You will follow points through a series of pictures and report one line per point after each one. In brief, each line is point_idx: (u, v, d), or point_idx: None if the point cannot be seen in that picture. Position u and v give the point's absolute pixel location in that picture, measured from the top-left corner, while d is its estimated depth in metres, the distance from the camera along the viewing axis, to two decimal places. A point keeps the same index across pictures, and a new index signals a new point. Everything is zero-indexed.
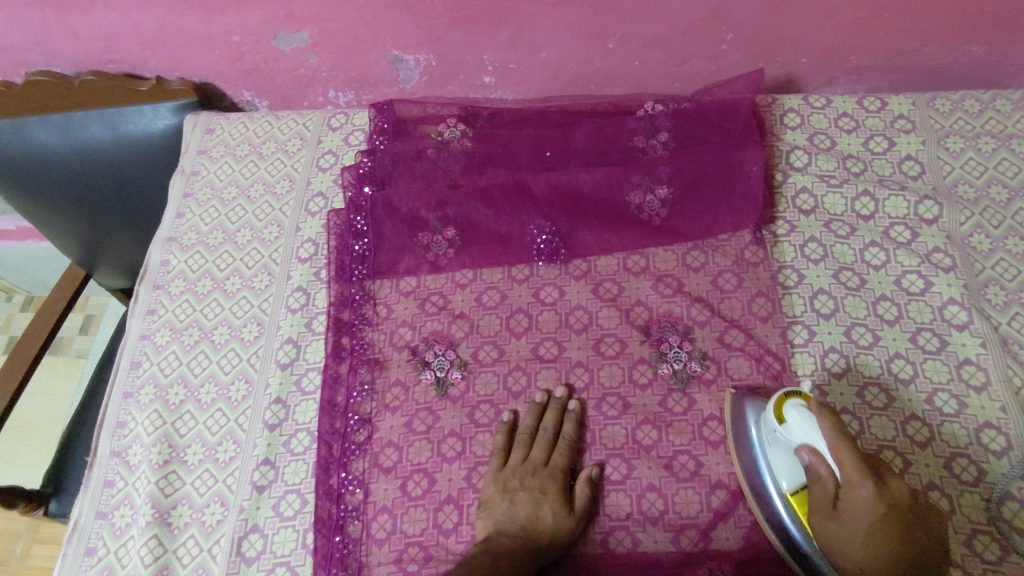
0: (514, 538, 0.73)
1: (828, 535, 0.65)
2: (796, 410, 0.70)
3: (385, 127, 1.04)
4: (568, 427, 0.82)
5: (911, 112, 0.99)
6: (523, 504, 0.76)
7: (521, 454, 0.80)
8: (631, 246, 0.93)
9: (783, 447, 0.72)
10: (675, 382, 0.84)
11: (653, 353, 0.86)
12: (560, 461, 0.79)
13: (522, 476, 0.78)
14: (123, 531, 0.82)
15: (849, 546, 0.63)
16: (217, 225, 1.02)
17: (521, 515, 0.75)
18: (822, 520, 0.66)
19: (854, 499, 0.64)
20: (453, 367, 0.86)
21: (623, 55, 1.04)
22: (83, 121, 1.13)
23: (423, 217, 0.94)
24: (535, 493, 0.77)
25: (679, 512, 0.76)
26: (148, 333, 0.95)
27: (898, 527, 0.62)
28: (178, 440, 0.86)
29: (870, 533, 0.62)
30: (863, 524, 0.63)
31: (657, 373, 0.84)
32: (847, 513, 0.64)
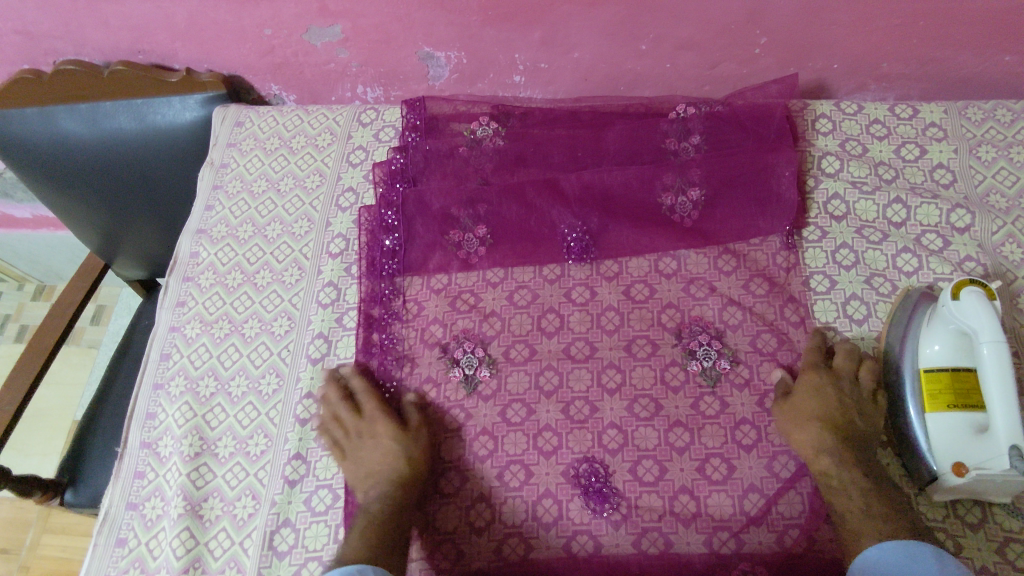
0: (383, 482, 0.79)
1: (790, 411, 0.80)
2: (974, 292, 0.74)
3: (416, 124, 1.02)
4: (354, 379, 0.87)
5: (943, 120, 0.99)
6: (367, 451, 0.81)
7: (349, 408, 0.84)
8: (662, 248, 0.93)
9: (939, 323, 0.77)
10: (705, 379, 0.84)
11: (682, 351, 0.86)
12: (372, 406, 0.84)
13: (357, 426, 0.83)
14: (153, 524, 0.82)
15: (805, 420, 0.79)
16: (247, 218, 1.02)
17: (378, 460, 0.80)
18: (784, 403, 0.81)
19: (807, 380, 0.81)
20: (481, 365, 0.87)
21: (656, 57, 1.04)
22: (110, 112, 1.12)
23: (454, 216, 0.94)
24: (374, 440, 0.81)
25: (713, 515, 0.78)
26: (177, 325, 0.95)
27: (825, 404, 0.79)
28: (209, 432, 0.86)
29: (819, 406, 0.79)
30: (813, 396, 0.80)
31: (687, 369, 0.85)
32: (799, 391, 0.81)
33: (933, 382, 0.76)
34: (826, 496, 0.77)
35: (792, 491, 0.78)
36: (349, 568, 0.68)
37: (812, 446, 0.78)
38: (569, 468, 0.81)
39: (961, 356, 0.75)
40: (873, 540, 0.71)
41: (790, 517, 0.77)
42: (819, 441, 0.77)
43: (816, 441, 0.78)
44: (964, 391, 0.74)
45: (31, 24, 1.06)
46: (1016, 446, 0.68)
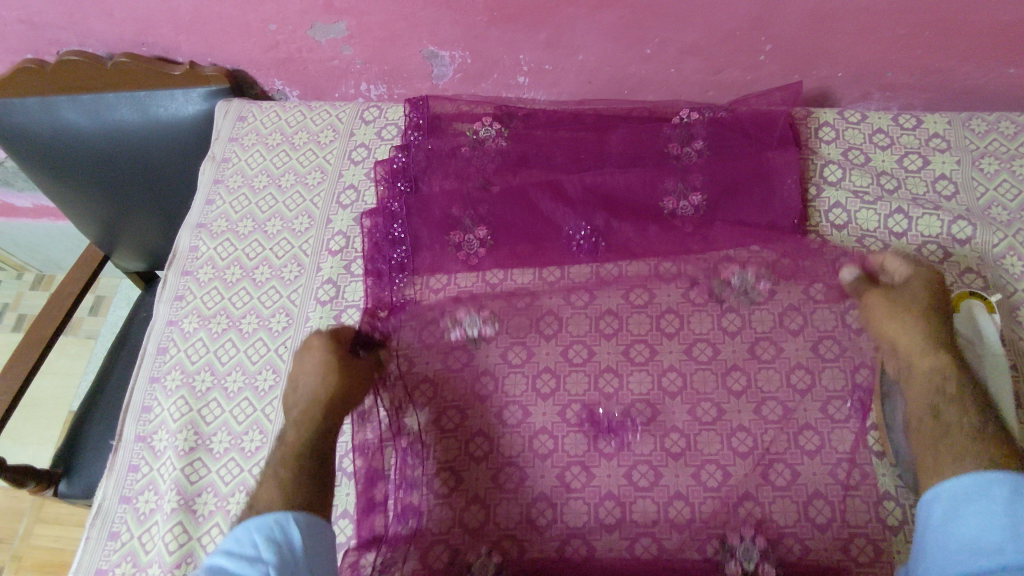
0: (306, 405, 0.79)
1: (891, 311, 0.82)
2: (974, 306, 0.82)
3: (419, 123, 1.02)
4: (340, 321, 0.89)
5: (946, 131, 0.99)
6: (300, 373, 0.82)
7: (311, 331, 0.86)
8: (663, 252, 0.93)
9: None
10: (745, 296, 0.89)
11: (718, 276, 0.91)
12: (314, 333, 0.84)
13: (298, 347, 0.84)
14: (146, 518, 0.82)
15: (906, 322, 0.80)
16: (247, 213, 1.02)
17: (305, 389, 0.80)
18: (888, 303, 0.83)
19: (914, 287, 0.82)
20: (485, 324, 0.89)
21: (661, 61, 1.04)
22: (113, 103, 1.13)
23: (456, 219, 0.94)
24: (308, 360, 0.82)
25: (707, 521, 0.78)
26: (175, 319, 0.94)
27: (936, 316, 0.79)
28: (204, 427, 0.86)
29: (928, 312, 0.80)
30: (925, 301, 0.80)
31: (723, 291, 0.90)
32: (906, 294, 0.82)
33: None
34: (821, 506, 0.77)
35: (787, 498, 0.78)
36: (265, 520, 0.68)
37: (916, 347, 0.78)
38: (564, 472, 0.81)
39: None
40: (975, 464, 0.68)
41: (784, 525, 0.77)
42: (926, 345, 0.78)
43: (921, 346, 0.78)
44: None
45: (35, 13, 1.05)
46: None
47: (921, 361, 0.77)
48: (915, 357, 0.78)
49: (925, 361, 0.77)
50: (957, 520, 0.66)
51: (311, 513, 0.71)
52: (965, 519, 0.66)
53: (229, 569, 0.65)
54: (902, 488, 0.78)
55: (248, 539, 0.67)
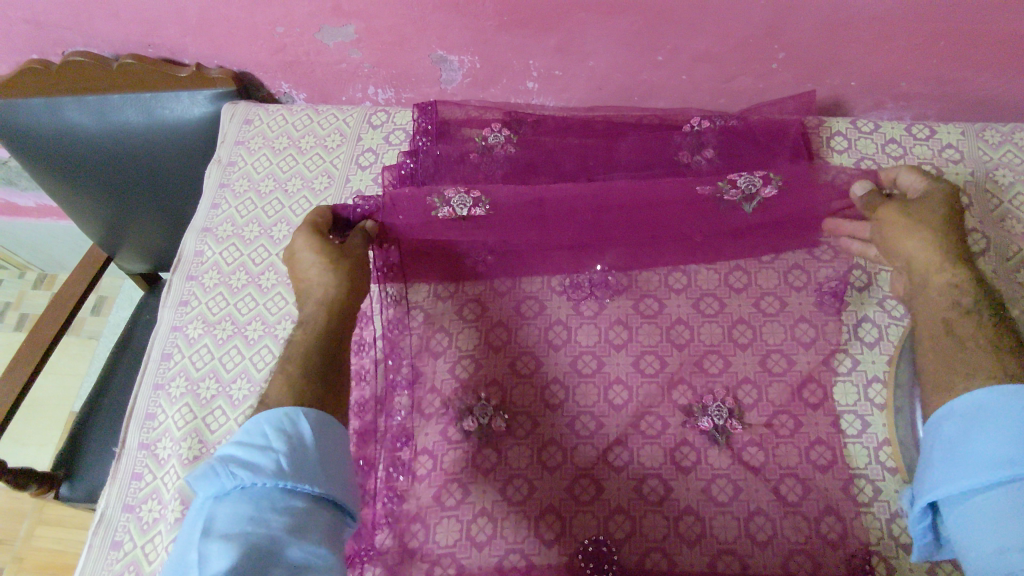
0: (312, 304, 0.80)
1: (902, 220, 0.82)
2: None
3: (427, 128, 1.00)
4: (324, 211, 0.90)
5: (960, 142, 0.98)
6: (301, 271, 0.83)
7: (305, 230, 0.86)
8: (673, 262, 0.93)
9: None
10: (744, 206, 0.90)
11: (724, 180, 0.89)
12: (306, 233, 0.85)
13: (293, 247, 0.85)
14: (149, 527, 0.81)
15: (916, 232, 0.80)
16: (253, 218, 1.01)
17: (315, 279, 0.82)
18: (898, 212, 0.83)
19: (930, 199, 0.82)
20: (475, 204, 0.89)
21: (672, 68, 1.03)
22: (118, 103, 1.12)
23: (449, 239, 0.91)
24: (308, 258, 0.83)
25: (718, 537, 0.76)
26: (180, 325, 0.93)
27: (952, 234, 0.79)
28: (209, 435, 0.85)
29: (941, 226, 0.80)
30: (936, 215, 0.80)
31: (726, 197, 0.89)
32: (920, 205, 0.82)
33: None
34: (833, 522, 0.76)
35: (798, 514, 0.77)
36: (275, 414, 0.67)
37: (928, 257, 0.78)
38: (572, 485, 0.80)
39: None
40: (982, 382, 0.67)
41: (796, 541, 0.76)
42: (937, 254, 0.78)
43: (932, 257, 0.78)
44: None
45: (40, 13, 1.04)
46: None
47: (938, 274, 0.77)
48: (932, 271, 0.77)
49: (937, 267, 0.77)
50: (969, 433, 0.64)
51: (320, 412, 0.70)
52: (974, 432, 0.64)
53: (239, 457, 0.63)
54: None
55: (259, 431, 0.65)
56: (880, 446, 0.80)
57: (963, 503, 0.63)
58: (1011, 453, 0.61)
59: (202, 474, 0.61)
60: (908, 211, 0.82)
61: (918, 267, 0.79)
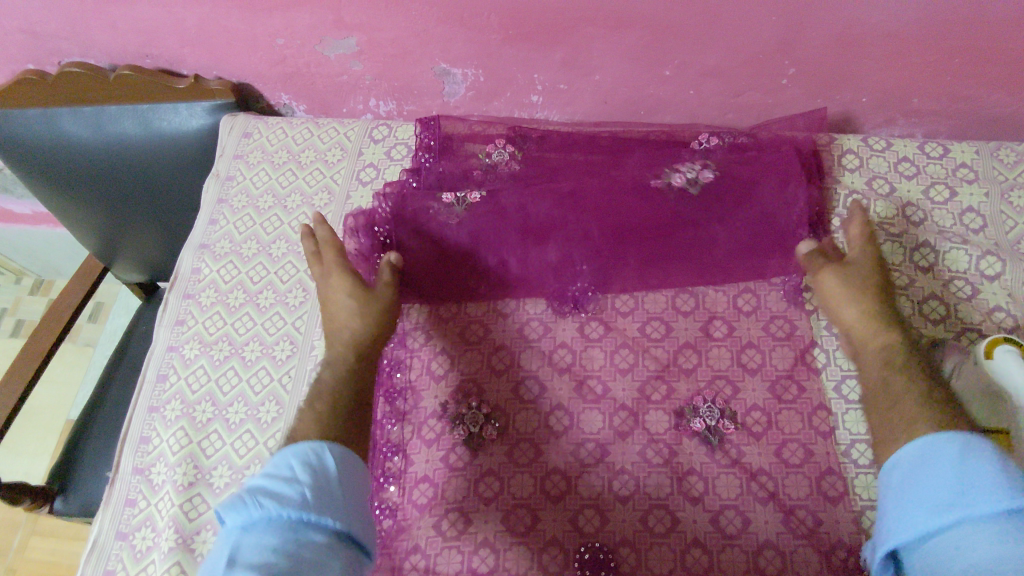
0: (336, 344, 0.81)
1: (835, 283, 0.81)
2: (1011, 352, 0.70)
3: (430, 144, 0.98)
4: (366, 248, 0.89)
5: (974, 161, 0.95)
6: (329, 307, 0.84)
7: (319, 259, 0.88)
8: (681, 283, 0.91)
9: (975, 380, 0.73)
10: (691, 190, 0.90)
11: (668, 167, 0.91)
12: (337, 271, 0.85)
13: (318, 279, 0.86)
14: (143, 555, 0.79)
15: (852, 292, 0.80)
16: (252, 235, 0.98)
17: (339, 316, 0.82)
18: (833, 271, 0.82)
19: (862, 258, 0.83)
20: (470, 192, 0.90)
21: (680, 83, 1.01)
22: (115, 115, 1.10)
23: (451, 261, 0.90)
24: (341, 295, 0.84)
25: (727, 571, 0.74)
26: (175, 345, 0.91)
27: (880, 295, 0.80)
28: (204, 461, 0.83)
29: (872, 287, 0.80)
30: (866, 275, 0.81)
31: (671, 183, 0.90)
32: (853, 265, 0.83)
33: None
34: (846, 556, 0.74)
35: (810, 548, 0.75)
36: (302, 448, 0.67)
37: (861, 316, 0.78)
38: (577, 515, 0.78)
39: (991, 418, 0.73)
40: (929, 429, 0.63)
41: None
42: (871, 317, 0.78)
43: (863, 317, 0.78)
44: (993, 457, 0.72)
45: (36, 24, 1.02)
46: None
47: (874, 339, 0.76)
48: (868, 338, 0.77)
49: (870, 332, 0.77)
50: (912, 480, 0.60)
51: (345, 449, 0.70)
52: (917, 479, 0.60)
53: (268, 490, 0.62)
54: None
55: (285, 464, 0.65)
56: None
57: (911, 556, 0.58)
58: (950, 498, 0.57)
59: (231, 502, 0.60)
60: (845, 275, 0.81)
61: (855, 333, 0.79)
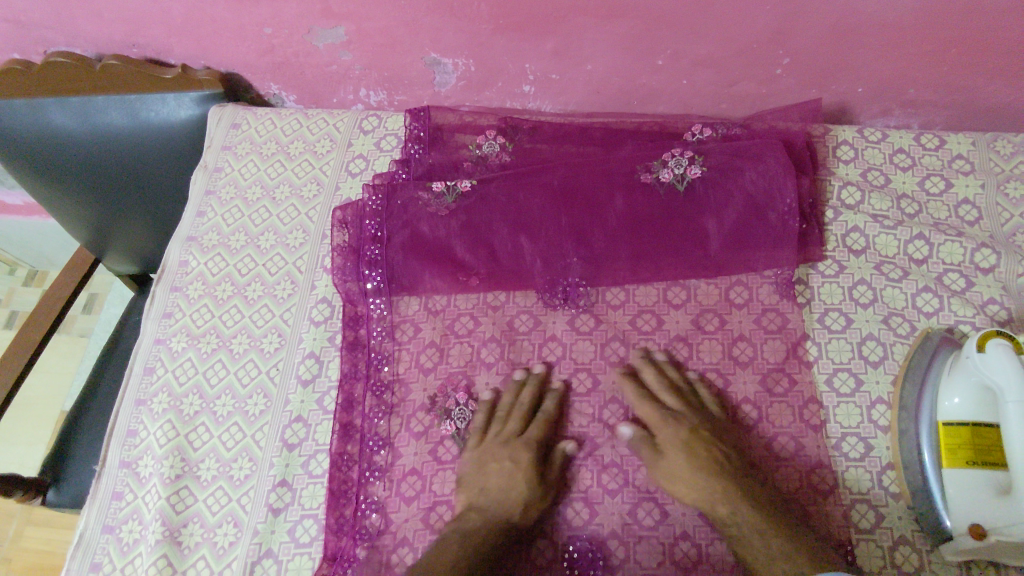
0: (484, 519, 0.74)
1: (663, 467, 0.77)
2: (1001, 346, 0.69)
3: (420, 134, 0.97)
4: (546, 399, 0.83)
5: (971, 152, 0.94)
6: (495, 471, 0.77)
7: (498, 428, 0.81)
8: (672, 277, 0.89)
9: (964, 372, 0.72)
10: (677, 185, 0.91)
11: (656, 161, 0.92)
12: (532, 436, 0.80)
13: (489, 456, 0.79)
14: (130, 548, 0.79)
15: (690, 481, 0.76)
16: (240, 227, 0.98)
17: (504, 492, 0.76)
18: (655, 466, 0.77)
19: (667, 436, 0.79)
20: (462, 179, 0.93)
21: (673, 73, 0.99)
22: (102, 105, 1.07)
23: (439, 254, 0.90)
24: (506, 460, 0.78)
25: (715, 564, 0.74)
26: (163, 337, 0.91)
27: (710, 458, 0.77)
28: (191, 454, 0.82)
29: (687, 450, 0.77)
30: (682, 457, 0.77)
31: (658, 178, 0.91)
32: (666, 450, 0.78)
33: (954, 438, 0.72)
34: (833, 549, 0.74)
35: None
36: None
37: (711, 498, 0.74)
38: (565, 509, 0.78)
39: (982, 410, 0.71)
40: None
41: None
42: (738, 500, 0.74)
43: (715, 496, 0.74)
44: (986, 448, 0.71)
45: (22, 13, 1.01)
46: None
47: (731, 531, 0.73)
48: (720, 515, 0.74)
49: (735, 507, 0.74)
50: None
51: None
52: None
53: None
54: (918, 533, 0.74)
55: None
56: (884, 471, 0.77)
57: None
58: None
59: None
60: (670, 467, 0.77)
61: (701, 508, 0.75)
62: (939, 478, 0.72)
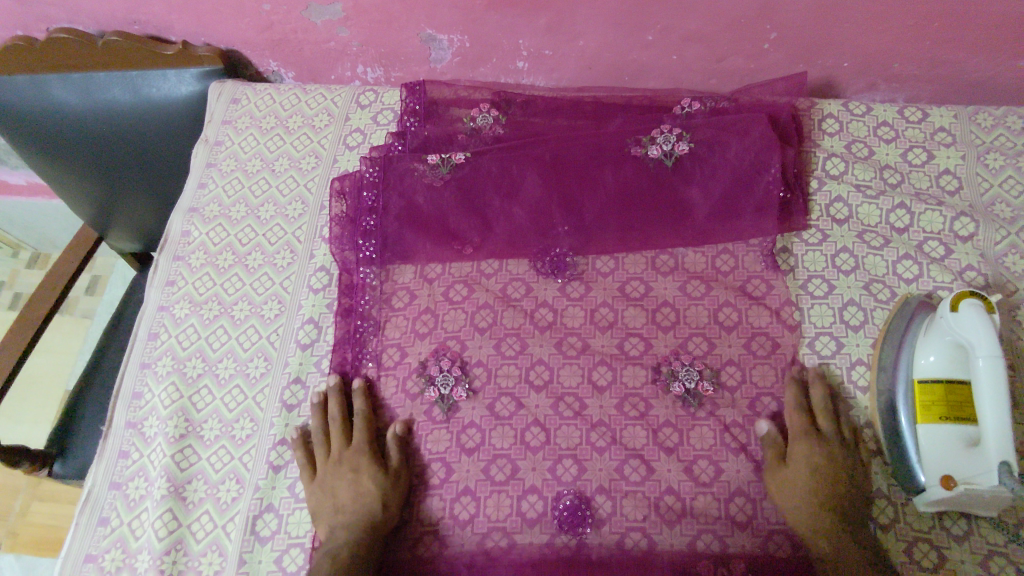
0: (353, 527, 0.76)
1: (776, 483, 0.78)
2: (973, 305, 0.72)
3: (415, 108, 1.00)
4: (354, 399, 0.85)
5: (952, 125, 0.96)
6: (340, 485, 0.79)
7: (324, 449, 0.82)
8: (660, 245, 0.92)
9: (939, 331, 0.75)
10: (664, 161, 0.93)
11: (644, 137, 0.95)
12: (362, 438, 0.82)
13: (327, 475, 0.80)
14: (136, 504, 0.82)
15: (794, 499, 0.76)
16: (240, 198, 1.00)
17: (355, 497, 0.78)
18: (772, 476, 0.78)
19: (799, 453, 0.79)
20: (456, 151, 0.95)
21: (663, 48, 1.02)
22: (104, 82, 1.09)
23: (435, 224, 0.93)
24: (348, 472, 0.80)
25: (697, 517, 0.77)
26: (166, 304, 0.93)
27: (829, 482, 0.76)
28: (194, 414, 0.85)
29: (813, 473, 0.77)
30: (805, 477, 0.77)
31: (647, 153, 0.94)
32: (790, 466, 0.78)
33: (928, 394, 0.75)
34: None
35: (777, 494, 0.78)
36: None
37: (807, 521, 0.75)
38: (555, 465, 0.80)
39: (955, 367, 0.74)
40: None
41: (773, 522, 0.77)
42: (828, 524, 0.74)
43: (808, 519, 0.75)
44: (958, 403, 0.73)
45: None
46: (1007, 462, 0.67)
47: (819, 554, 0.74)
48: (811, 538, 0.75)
49: (826, 531, 0.74)
50: None
51: None
52: None
53: None
54: (894, 487, 0.78)
55: None
56: (861, 429, 0.81)
57: None
58: None
59: None
60: (790, 486, 0.77)
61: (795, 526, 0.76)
62: (913, 432, 0.75)
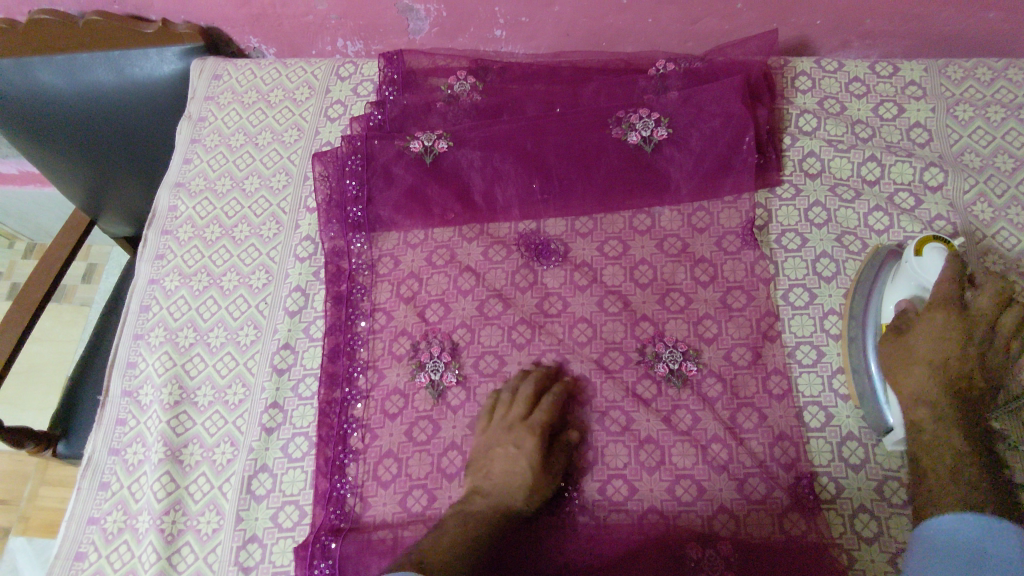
0: (486, 504, 0.75)
1: (898, 349, 0.74)
2: (936, 249, 0.74)
3: (394, 78, 1.03)
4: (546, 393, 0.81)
5: (923, 79, 0.98)
6: (499, 456, 0.78)
7: (500, 417, 0.80)
8: (638, 205, 0.94)
9: (904, 277, 0.77)
10: (644, 147, 0.94)
11: (624, 126, 0.94)
12: (539, 417, 0.79)
13: (488, 445, 0.79)
14: (135, 468, 0.85)
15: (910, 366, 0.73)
16: (226, 172, 1.02)
17: (506, 473, 0.77)
18: (890, 343, 0.75)
19: (929, 323, 0.73)
20: (439, 139, 0.95)
21: (638, 11, 1.03)
22: (88, 62, 1.10)
23: (416, 189, 0.94)
24: (510, 445, 0.78)
25: (676, 463, 0.79)
26: (156, 278, 0.96)
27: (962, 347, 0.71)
28: (188, 381, 0.88)
29: (939, 342, 0.72)
30: (930, 338, 0.72)
31: (627, 139, 0.94)
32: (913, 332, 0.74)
33: None
34: (786, 446, 0.79)
35: (754, 439, 0.80)
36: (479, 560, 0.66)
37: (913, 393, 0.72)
38: None
39: None
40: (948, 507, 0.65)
41: (751, 465, 0.79)
42: (934, 397, 0.71)
43: (921, 389, 0.72)
44: None
45: None
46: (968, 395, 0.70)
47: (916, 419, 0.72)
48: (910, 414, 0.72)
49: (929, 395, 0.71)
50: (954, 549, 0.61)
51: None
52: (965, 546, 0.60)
53: None
54: (866, 430, 0.80)
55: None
56: (834, 374, 0.83)
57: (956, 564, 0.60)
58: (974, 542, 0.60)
59: None
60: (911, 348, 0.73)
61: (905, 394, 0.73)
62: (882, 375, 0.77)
